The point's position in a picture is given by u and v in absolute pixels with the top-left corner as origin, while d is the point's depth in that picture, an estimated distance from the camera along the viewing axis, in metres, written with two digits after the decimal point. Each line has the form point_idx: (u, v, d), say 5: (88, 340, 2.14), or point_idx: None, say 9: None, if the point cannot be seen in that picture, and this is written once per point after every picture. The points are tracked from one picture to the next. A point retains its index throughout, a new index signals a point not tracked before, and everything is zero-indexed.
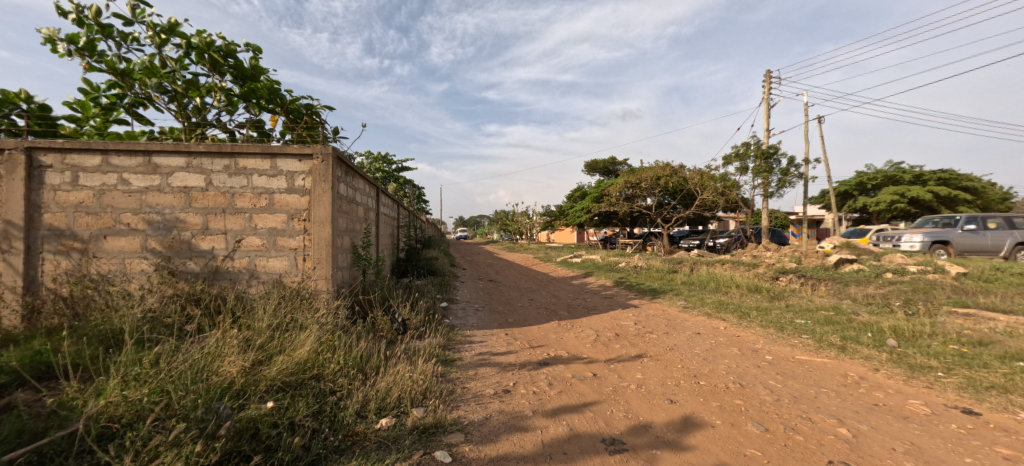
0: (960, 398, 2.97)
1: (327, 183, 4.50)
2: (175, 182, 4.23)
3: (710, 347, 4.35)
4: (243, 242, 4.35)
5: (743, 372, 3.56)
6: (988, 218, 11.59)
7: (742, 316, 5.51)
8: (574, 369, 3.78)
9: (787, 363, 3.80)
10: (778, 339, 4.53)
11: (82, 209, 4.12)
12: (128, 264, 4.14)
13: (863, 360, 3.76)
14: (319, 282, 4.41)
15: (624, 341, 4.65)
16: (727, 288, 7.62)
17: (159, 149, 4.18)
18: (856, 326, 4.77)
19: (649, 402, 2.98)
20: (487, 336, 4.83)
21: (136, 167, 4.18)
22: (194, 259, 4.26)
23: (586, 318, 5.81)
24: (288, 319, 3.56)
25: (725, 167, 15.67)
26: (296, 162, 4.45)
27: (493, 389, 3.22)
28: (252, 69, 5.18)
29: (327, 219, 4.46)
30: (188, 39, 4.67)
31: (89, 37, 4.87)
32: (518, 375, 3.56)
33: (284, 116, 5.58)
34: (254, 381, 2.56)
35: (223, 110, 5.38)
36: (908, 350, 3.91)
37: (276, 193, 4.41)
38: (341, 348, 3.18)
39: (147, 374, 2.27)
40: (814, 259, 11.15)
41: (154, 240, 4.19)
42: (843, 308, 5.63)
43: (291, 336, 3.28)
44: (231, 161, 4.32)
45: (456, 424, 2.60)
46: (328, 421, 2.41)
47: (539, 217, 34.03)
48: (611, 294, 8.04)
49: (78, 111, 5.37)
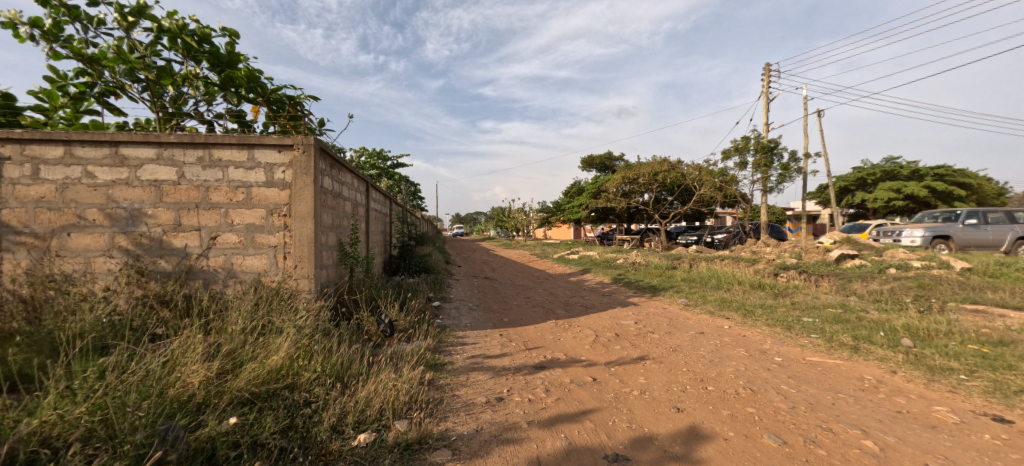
0: (988, 404, 2.76)
1: (309, 176, 4.21)
2: (145, 175, 3.95)
3: (716, 348, 4.12)
4: (219, 239, 4.06)
5: (753, 375, 3.33)
6: (988, 212, 11.51)
7: (747, 314, 5.29)
8: (573, 373, 3.54)
9: (798, 366, 3.57)
10: (786, 339, 4.31)
11: (43, 205, 3.83)
12: (92, 263, 3.86)
13: (879, 362, 3.55)
14: (300, 282, 4.13)
15: (624, 342, 4.41)
16: (728, 285, 7.43)
17: (126, 139, 3.90)
18: (867, 324, 4.55)
19: (654, 411, 2.76)
20: (480, 337, 4.58)
21: (102, 159, 3.89)
22: (165, 258, 3.97)
23: (584, 318, 5.58)
24: (265, 323, 3.31)
25: (724, 161, 15.46)
26: (275, 152, 4.16)
27: (485, 397, 2.98)
28: (229, 54, 4.81)
29: (309, 215, 4.19)
30: (157, 21, 4.31)
31: (53, 20, 4.53)
32: (512, 381, 3.32)
33: (266, 106, 5.30)
34: (218, 392, 2.34)
35: (201, 100, 5.07)
36: (926, 350, 3.69)
37: (253, 187, 4.13)
38: (319, 354, 2.93)
39: (93, 390, 2.02)
40: (815, 255, 11.00)
41: (122, 237, 3.92)
42: (851, 306, 5.42)
43: (265, 340, 3.03)
44: (205, 151, 4.03)
45: (443, 439, 2.34)
46: (299, 438, 2.17)
47: (535, 212, 33.71)
48: (610, 291, 7.83)
49: (44, 101, 5.06)
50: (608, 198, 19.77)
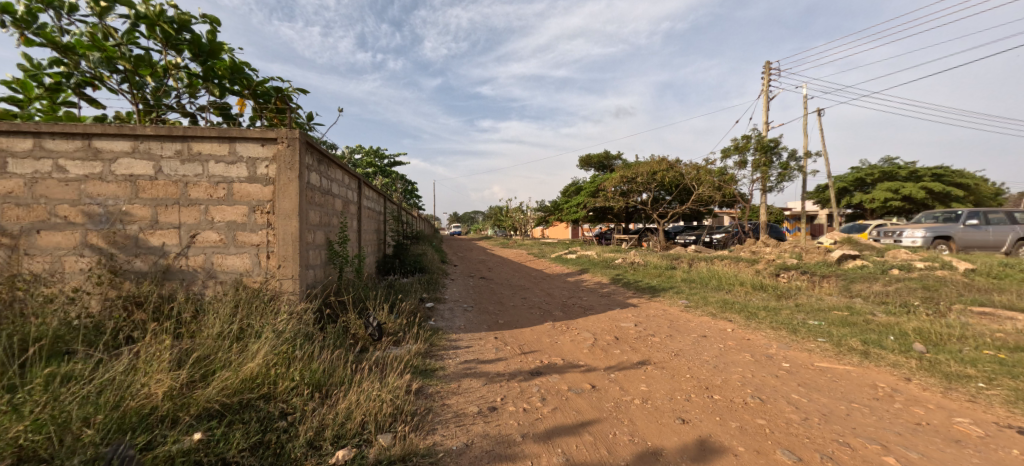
0: (1012, 415, 2.59)
1: (294, 171, 4.01)
2: (120, 169, 3.73)
3: (720, 352, 3.94)
4: (198, 237, 3.85)
5: (761, 383, 3.15)
6: (989, 213, 11.41)
7: (750, 317, 5.12)
8: (570, 379, 3.35)
9: (807, 372, 3.40)
10: (793, 343, 4.14)
11: (11, 200, 3.61)
12: (63, 262, 3.64)
13: (891, 368, 3.39)
14: (284, 282, 3.93)
15: (624, 346, 4.23)
16: (730, 286, 7.26)
17: (100, 131, 3.68)
18: (875, 328, 4.39)
19: (657, 422, 2.58)
20: (474, 340, 4.38)
21: (74, 151, 3.68)
22: (141, 257, 3.76)
23: (582, 320, 5.38)
24: (242, 327, 3.11)
25: (723, 161, 15.29)
26: (258, 146, 3.96)
27: (477, 406, 2.79)
28: (210, 44, 4.60)
29: (294, 212, 3.99)
30: (133, 7, 4.09)
31: (25, 6, 4.31)
32: (507, 388, 3.13)
33: (252, 99, 5.09)
34: (184, 404, 2.14)
35: (183, 92, 4.86)
36: (940, 356, 3.52)
37: (235, 182, 3.92)
38: (299, 360, 2.73)
39: (38, 405, 1.82)
40: (816, 255, 10.86)
41: (95, 235, 3.70)
42: (857, 308, 5.26)
43: (242, 346, 2.82)
44: (184, 145, 3.82)
45: (430, 455, 2.14)
46: (271, 456, 1.97)
47: (533, 212, 33.56)
48: (608, 292, 7.65)
49: (18, 92, 4.83)
50: (606, 197, 19.61)
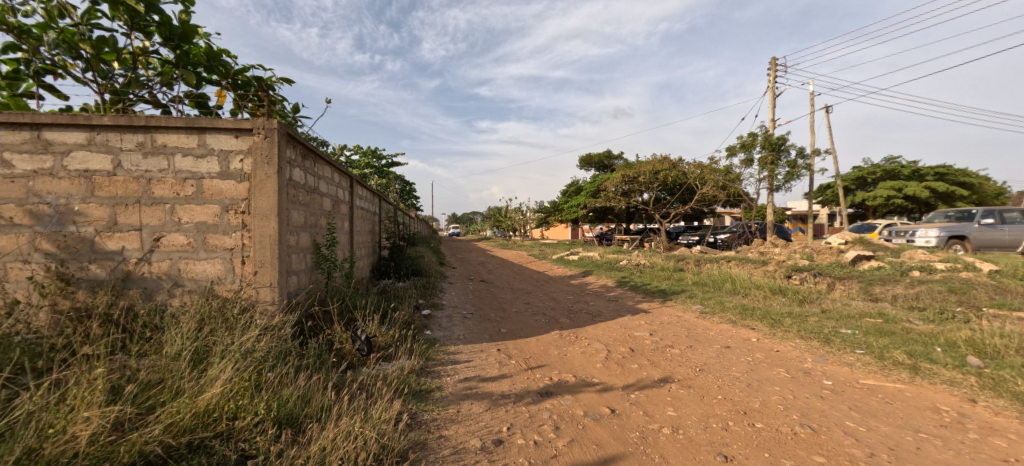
0: None
1: (272, 166, 3.58)
2: (73, 164, 3.29)
3: (750, 367, 3.52)
4: (164, 240, 3.42)
5: (806, 406, 2.73)
6: (1004, 212, 11.05)
7: (775, 325, 4.70)
8: (585, 401, 2.93)
9: (854, 391, 2.99)
10: (829, 356, 3.72)
11: None
12: (6, 270, 3.19)
13: (950, 387, 2.98)
14: (261, 291, 3.50)
15: (641, 359, 3.81)
16: (744, 289, 6.84)
17: (50, 121, 3.23)
18: (917, 338, 3.98)
19: (694, 460, 2.16)
20: (475, 353, 3.96)
21: (21, 144, 3.24)
22: (97, 263, 3.32)
23: (591, 328, 4.96)
24: (208, 345, 2.68)
25: (729, 159, 14.87)
26: (231, 138, 3.53)
27: (479, 439, 2.36)
28: (183, 26, 4.15)
29: (271, 212, 3.56)
30: None
31: None
32: (513, 414, 2.70)
33: (232, 89, 4.65)
34: (114, 450, 1.71)
35: (154, 80, 4.42)
36: (1002, 372, 3.11)
37: (205, 178, 3.49)
38: (269, 387, 2.31)
39: None
40: (828, 256, 10.47)
41: (45, 239, 3.26)
42: (889, 314, 4.85)
43: (204, 368, 2.40)
44: (147, 136, 3.39)
45: None
46: None
47: (532, 212, 33.14)
48: (616, 296, 7.23)
49: None
50: (607, 198, 19.19)
